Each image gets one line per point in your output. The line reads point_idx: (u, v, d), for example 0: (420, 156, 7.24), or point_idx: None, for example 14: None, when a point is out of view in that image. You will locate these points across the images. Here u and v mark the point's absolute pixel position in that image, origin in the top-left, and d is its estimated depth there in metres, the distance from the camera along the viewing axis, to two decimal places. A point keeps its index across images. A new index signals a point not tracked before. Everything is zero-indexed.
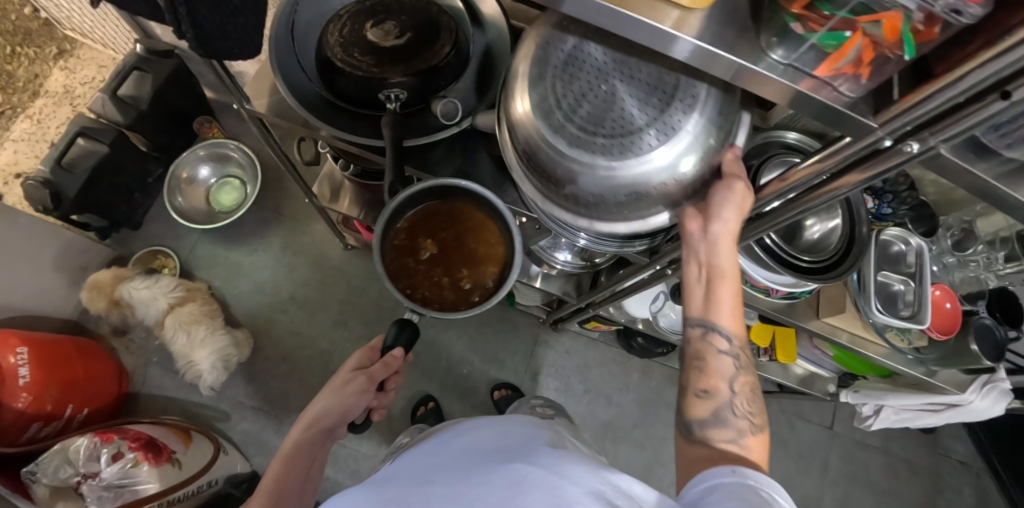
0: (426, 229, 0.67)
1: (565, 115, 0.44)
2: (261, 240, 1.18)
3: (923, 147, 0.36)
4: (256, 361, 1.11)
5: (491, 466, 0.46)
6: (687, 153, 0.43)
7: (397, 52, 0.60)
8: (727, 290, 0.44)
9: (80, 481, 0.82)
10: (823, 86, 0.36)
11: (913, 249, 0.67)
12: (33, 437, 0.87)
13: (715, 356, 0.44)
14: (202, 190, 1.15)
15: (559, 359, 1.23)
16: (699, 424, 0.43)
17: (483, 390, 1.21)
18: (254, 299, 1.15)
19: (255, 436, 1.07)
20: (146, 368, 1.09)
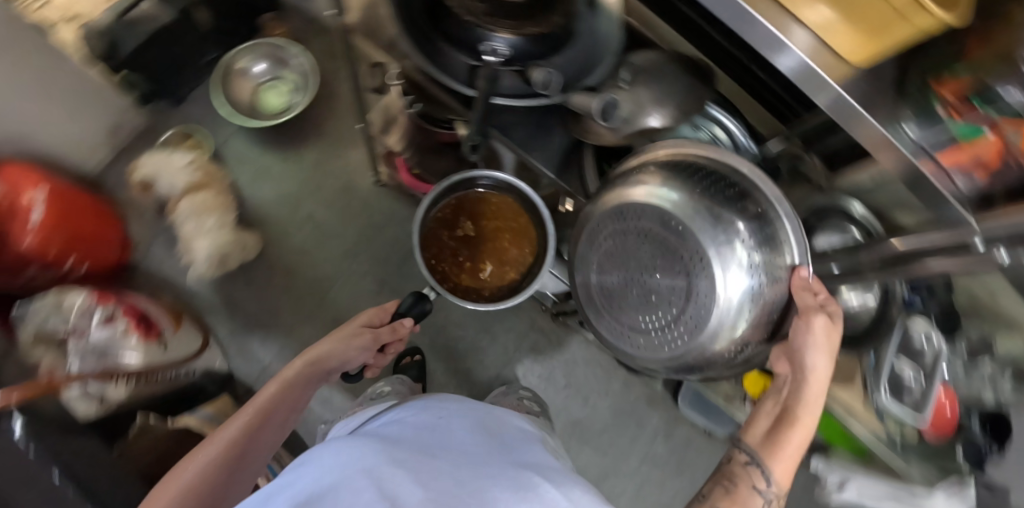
0: (471, 214, 0.85)
1: (617, 314, 0.57)
2: (294, 148, 1.14)
3: (1009, 255, 0.38)
4: (258, 266, 1.09)
5: (498, 461, 0.49)
6: (741, 310, 0.50)
7: (512, 7, 0.58)
8: (796, 430, 0.49)
9: (69, 335, 0.85)
10: (942, 173, 0.40)
11: (934, 346, 0.68)
12: (34, 275, 0.90)
13: (752, 491, 0.47)
14: (251, 85, 1.12)
15: (550, 349, 1.23)
16: None
17: (469, 357, 1.22)
18: (272, 206, 1.12)
19: (240, 338, 1.06)
20: (151, 243, 1.08)
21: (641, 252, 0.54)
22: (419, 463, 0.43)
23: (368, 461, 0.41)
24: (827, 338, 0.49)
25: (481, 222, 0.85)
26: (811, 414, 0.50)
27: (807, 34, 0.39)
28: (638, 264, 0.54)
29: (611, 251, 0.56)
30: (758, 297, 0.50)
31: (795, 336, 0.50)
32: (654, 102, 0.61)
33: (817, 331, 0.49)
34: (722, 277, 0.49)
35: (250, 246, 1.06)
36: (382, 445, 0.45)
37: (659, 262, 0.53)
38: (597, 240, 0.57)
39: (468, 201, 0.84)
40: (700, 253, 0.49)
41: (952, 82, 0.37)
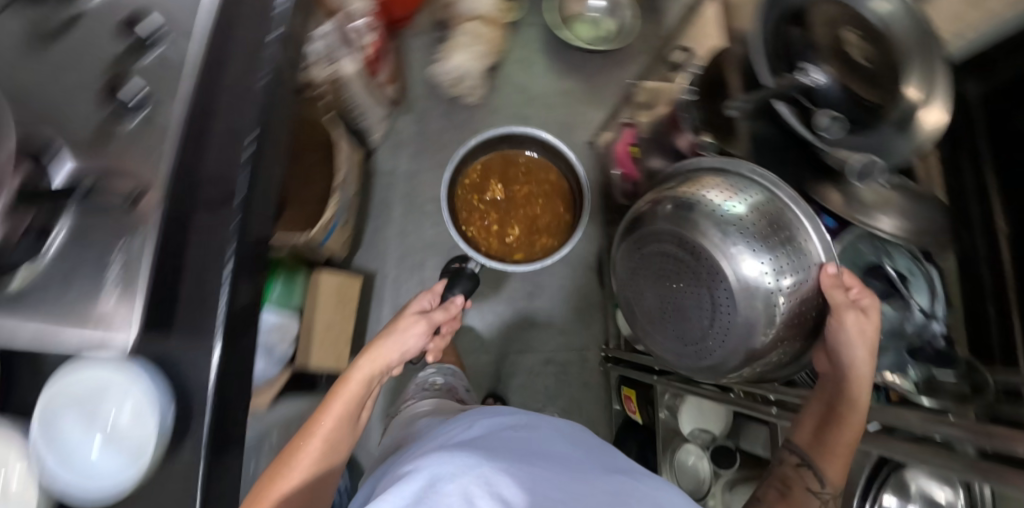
0: (499, 179, 1.05)
1: (665, 325, 0.71)
2: (566, 63, 1.18)
3: None
4: (462, 107, 1.15)
5: (597, 471, 0.65)
6: (756, 316, 0.62)
7: (849, 71, 0.68)
8: (846, 436, 0.61)
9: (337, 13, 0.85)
10: None
11: None
12: None
13: (807, 491, 0.65)
14: (580, 6, 1.15)
15: (575, 384, 1.12)
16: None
17: (513, 323, 1.13)
18: (512, 82, 1.17)
19: (400, 135, 1.15)
20: (419, 23, 1.15)
21: (671, 269, 0.69)
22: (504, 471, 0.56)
23: (468, 475, 0.53)
24: (866, 338, 0.61)
25: (512, 186, 1.06)
26: (857, 414, 0.61)
27: None
28: (666, 279, 0.70)
29: (654, 275, 0.71)
30: (774, 301, 0.62)
31: (833, 336, 0.63)
32: (898, 211, 0.63)
33: (853, 328, 0.61)
34: (737, 281, 0.62)
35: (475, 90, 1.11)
36: (479, 456, 0.58)
37: (685, 275, 0.67)
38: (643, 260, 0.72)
39: (495, 160, 1.06)
40: (717, 265, 0.63)
41: None
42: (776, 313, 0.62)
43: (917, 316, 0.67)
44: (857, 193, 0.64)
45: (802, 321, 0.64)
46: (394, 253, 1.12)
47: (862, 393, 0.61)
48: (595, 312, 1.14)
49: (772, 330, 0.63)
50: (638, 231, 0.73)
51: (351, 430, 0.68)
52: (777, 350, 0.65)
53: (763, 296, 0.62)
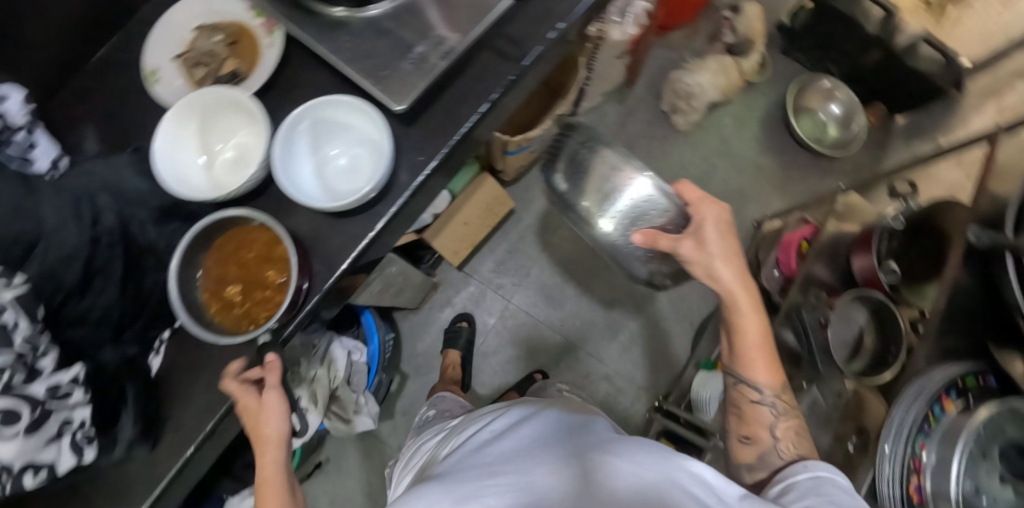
0: (224, 281, 0.59)
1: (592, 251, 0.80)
2: (774, 143, 1.21)
3: None
4: (665, 126, 1.19)
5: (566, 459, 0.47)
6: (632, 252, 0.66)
7: None
8: (746, 340, 0.57)
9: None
10: None
11: None
12: None
13: (751, 404, 0.56)
14: (817, 102, 1.20)
15: (615, 412, 1.09)
16: (747, 466, 0.55)
17: (593, 325, 1.13)
18: (718, 131, 1.21)
19: (601, 116, 1.19)
20: (670, 43, 1.24)
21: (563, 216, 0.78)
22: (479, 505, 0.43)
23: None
24: (719, 242, 0.57)
25: (237, 273, 0.59)
26: (754, 317, 0.56)
27: None
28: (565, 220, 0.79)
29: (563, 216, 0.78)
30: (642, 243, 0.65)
31: (699, 267, 0.57)
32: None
33: (692, 252, 0.57)
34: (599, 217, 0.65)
35: (688, 118, 1.15)
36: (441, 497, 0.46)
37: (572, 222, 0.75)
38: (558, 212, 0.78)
39: (213, 280, 0.59)
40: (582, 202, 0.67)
41: None
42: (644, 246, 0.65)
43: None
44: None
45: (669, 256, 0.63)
46: (538, 206, 1.16)
47: (741, 299, 0.56)
48: (671, 363, 1.11)
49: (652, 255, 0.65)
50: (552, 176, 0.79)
51: None
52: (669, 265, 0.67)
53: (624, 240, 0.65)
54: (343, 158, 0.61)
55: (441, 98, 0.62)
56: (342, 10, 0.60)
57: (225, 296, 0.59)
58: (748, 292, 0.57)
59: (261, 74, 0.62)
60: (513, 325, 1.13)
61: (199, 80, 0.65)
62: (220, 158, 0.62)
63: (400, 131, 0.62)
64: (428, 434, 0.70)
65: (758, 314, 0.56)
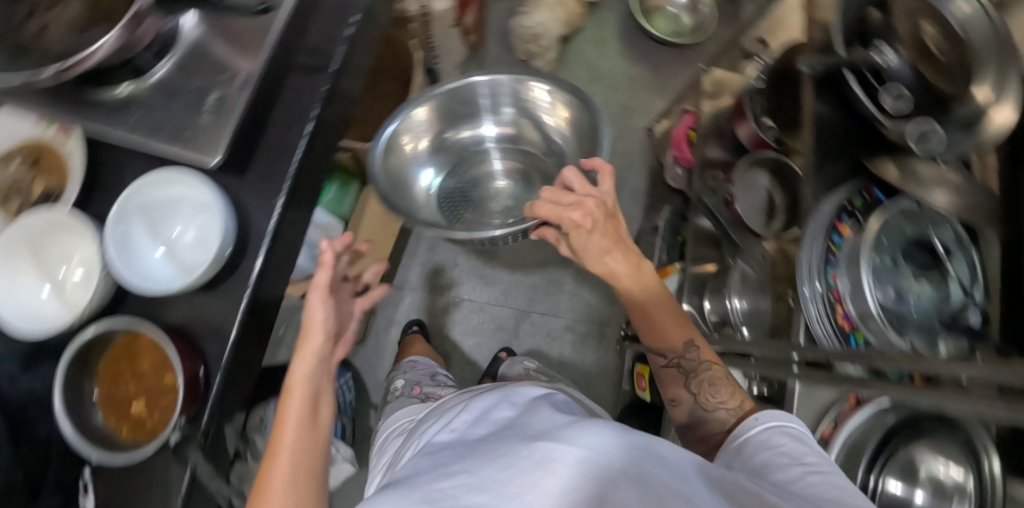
0: (120, 401, 0.58)
1: (464, 192, 0.97)
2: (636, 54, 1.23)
3: None
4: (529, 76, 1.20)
5: (514, 445, 0.46)
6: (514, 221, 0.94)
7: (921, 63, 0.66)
8: (643, 308, 0.66)
9: None
10: None
11: None
12: None
13: (663, 368, 0.67)
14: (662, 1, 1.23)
15: (587, 356, 1.12)
16: (682, 426, 0.64)
17: (536, 285, 1.14)
18: (579, 63, 1.23)
19: None
20: None
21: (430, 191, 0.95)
22: (468, 478, 0.44)
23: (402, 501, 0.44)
24: (596, 244, 0.63)
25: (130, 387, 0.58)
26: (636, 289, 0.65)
27: None
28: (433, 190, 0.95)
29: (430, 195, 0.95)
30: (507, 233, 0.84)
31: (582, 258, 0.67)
32: (948, 182, 0.62)
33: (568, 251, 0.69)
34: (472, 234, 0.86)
35: (547, 59, 1.16)
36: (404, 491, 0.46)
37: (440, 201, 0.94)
38: (451, 176, 0.98)
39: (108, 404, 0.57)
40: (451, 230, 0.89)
41: None
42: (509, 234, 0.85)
43: (951, 293, 0.64)
44: (915, 169, 0.64)
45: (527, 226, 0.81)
46: None
47: (619, 282, 0.65)
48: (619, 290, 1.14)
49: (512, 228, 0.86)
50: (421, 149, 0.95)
51: (315, 434, 0.59)
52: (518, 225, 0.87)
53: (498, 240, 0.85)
54: (187, 234, 0.60)
55: (264, 135, 0.60)
56: (125, 86, 0.57)
57: (132, 415, 0.57)
58: (626, 272, 0.64)
59: (75, 176, 0.58)
60: (463, 316, 1.13)
61: (17, 211, 0.62)
62: (68, 282, 0.59)
63: (237, 183, 0.60)
64: (395, 422, 0.77)
65: (641, 281, 0.65)
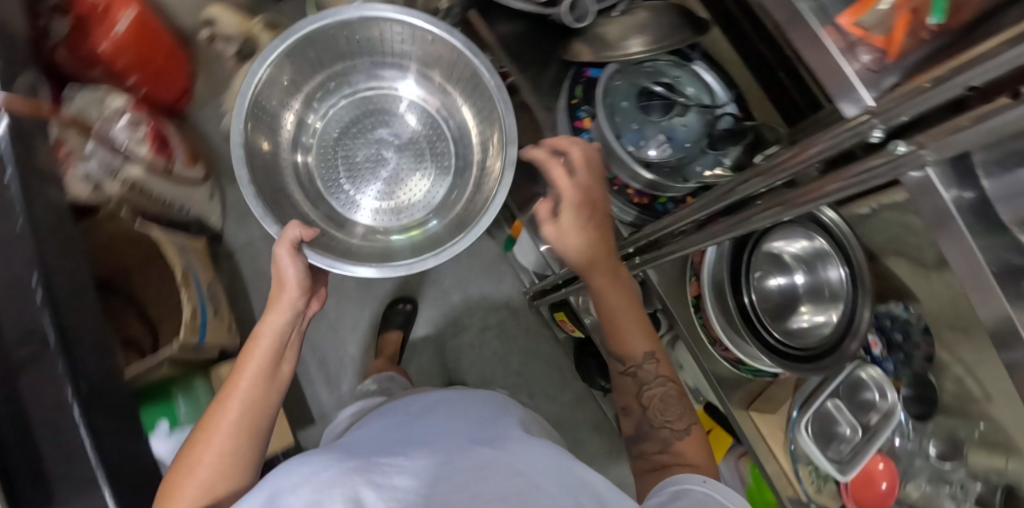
0: None
1: (347, 155, 0.86)
2: None
3: (910, 152, 0.28)
4: None
5: (455, 443, 0.47)
6: (417, 199, 0.87)
7: None
8: (614, 308, 0.54)
9: (98, 125, 0.90)
10: (840, 43, 0.32)
11: (886, 405, 0.57)
12: (94, 79, 0.99)
13: (619, 375, 0.57)
14: None
15: (515, 331, 1.18)
16: (631, 438, 0.56)
17: (431, 312, 1.16)
18: None
19: (241, 207, 1.14)
20: (208, 102, 1.19)
21: (322, 169, 0.85)
22: (405, 462, 0.42)
23: (333, 469, 0.40)
24: (589, 231, 0.53)
25: None
26: (610, 270, 0.54)
27: None
28: (349, 148, 0.86)
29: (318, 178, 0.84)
30: (421, 205, 0.86)
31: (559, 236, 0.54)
32: (637, 29, 0.54)
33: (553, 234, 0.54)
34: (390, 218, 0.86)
35: None
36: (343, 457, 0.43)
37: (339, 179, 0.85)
38: (342, 123, 0.86)
39: None
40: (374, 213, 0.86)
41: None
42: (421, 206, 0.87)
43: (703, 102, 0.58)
44: (600, 34, 0.55)
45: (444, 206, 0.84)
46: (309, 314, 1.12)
47: (609, 286, 0.54)
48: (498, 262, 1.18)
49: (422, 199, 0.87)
50: (292, 106, 0.81)
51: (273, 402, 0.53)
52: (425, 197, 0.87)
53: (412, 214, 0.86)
54: None
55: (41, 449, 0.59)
56: None
57: None
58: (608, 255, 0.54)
59: None
60: None
61: None
62: None
63: None
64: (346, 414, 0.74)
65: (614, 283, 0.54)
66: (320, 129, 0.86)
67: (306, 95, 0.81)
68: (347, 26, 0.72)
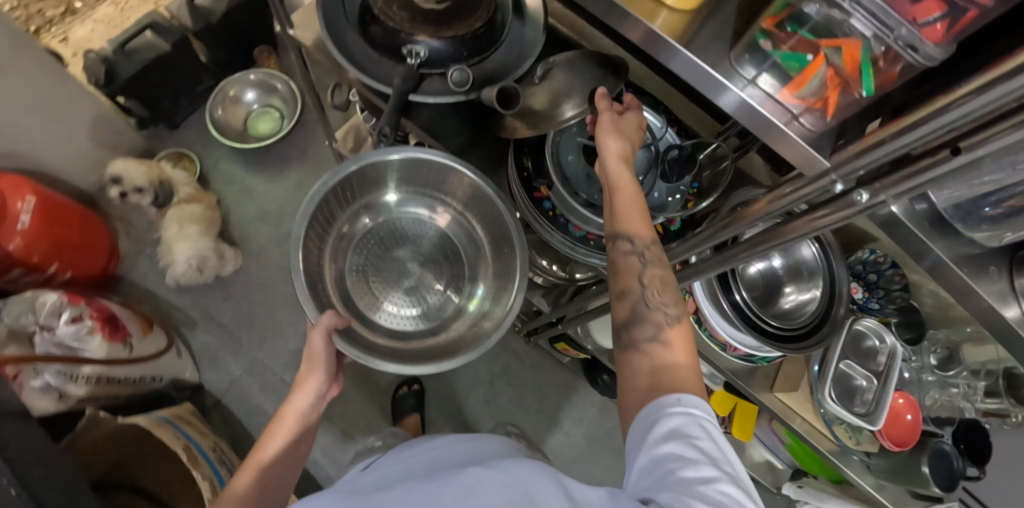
0: None
1: (388, 247, 0.75)
2: (281, 172, 1.23)
3: (872, 200, 0.32)
4: (237, 281, 1.14)
5: (447, 472, 0.41)
6: (436, 314, 0.74)
7: (434, 15, 0.61)
8: (623, 188, 0.47)
9: (36, 331, 0.83)
10: (786, 114, 0.33)
11: (887, 349, 0.63)
12: (12, 280, 0.90)
13: (620, 259, 0.47)
14: (242, 111, 1.22)
15: (522, 371, 1.19)
16: (623, 325, 0.47)
17: (437, 381, 1.16)
18: (255, 225, 1.19)
19: (212, 351, 1.10)
20: (137, 257, 1.14)
21: (365, 259, 0.74)
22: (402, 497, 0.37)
23: None
24: (629, 130, 0.50)
25: None
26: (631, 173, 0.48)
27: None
28: (380, 243, 0.74)
29: (361, 264, 0.73)
30: (434, 316, 0.74)
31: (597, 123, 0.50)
32: (564, 94, 0.55)
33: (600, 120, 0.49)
34: (400, 328, 0.72)
35: (227, 258, 1.10)
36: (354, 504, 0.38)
37: (374, 273, 0.74)
38: (386, 208, 0.73)
39: None
40: (380, 316, 0.72)
41: (802, 44, 0.28)
42: (432, 320, 0.73)
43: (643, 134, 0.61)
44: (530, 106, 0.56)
45: (457, 323, 0.73)
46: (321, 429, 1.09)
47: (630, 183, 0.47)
48: None
49: (438, 309, 0.74)
50: (343, 219, 0.70)
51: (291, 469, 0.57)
52: (443, 306, 0.74)
53: (426, 318, 0.74)
54: None
55: None
56: None
57: None
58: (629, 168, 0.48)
59: None
60: None
61: None
62: None
63: None
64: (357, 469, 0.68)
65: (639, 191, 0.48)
66: (358, 234, 0.73)
67: (353, 210, 0.71)
68: (415, 162, 0.66)
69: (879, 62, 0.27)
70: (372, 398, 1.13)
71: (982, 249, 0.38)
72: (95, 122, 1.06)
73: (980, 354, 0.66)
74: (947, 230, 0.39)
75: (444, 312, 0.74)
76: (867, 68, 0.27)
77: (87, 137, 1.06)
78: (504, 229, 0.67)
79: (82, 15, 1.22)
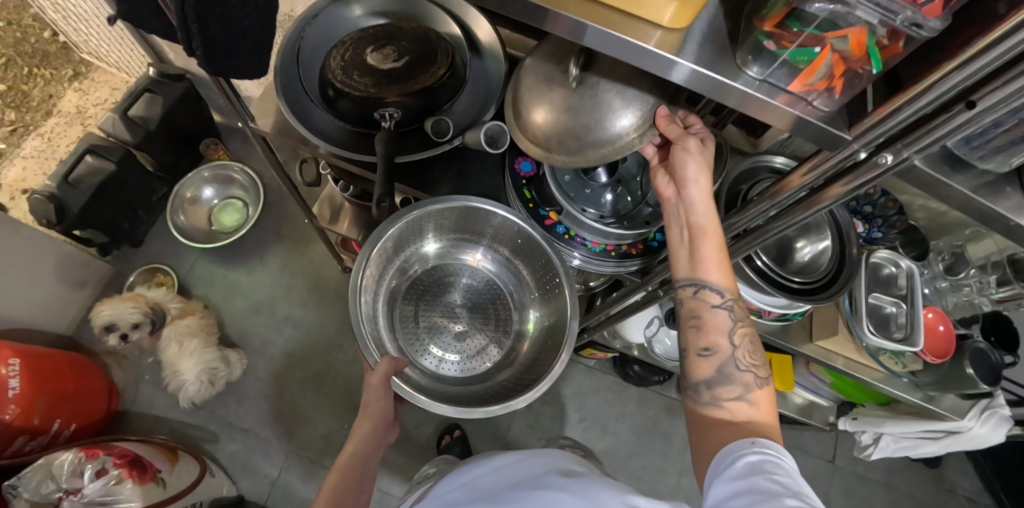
0: None
1: (431, 292, 0.75)
2: (260, 260, 1.19)
3: (897, 158, 0.35)
4: (248, 381, 1.10)
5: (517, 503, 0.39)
6: (485, 360, 0.73)
7: (396, 74, 0.60)
8: (708, 239, 0.44)
9: (62, 496, 0.77)
10: (798, 101, 0.35)
11: (904, 271, 0.66)
12: (18, 450, 0.84)
13: (708, 313, 0.44)
14: (204, 210, 1.18)
15: (554, 385, 1.19)
16: (706, 384, 0.43)
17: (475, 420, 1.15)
18: (251, 319, 1.15)
19: (243, 458, 1.05)
20: (138, 386, 1.08)
21: (413, 304, 0.74)
22: None
23: None
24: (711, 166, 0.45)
25: None
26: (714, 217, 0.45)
27: (624, 18, 0.34)
28: (426, 288, 0.74)
29: (406, 309, 0.73)
30: (481, 363, 0.73)
31: (679, 162, 0.44)
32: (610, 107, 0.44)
33: (686, 148, 0.44)
34: (448, 372, 0.72)
35: (234, 362, 1.06)
36: None
37: (422, 318, 0.73)
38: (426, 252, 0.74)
39: None
40: (428, 359, 0.71)
41: (813, 39, 0.31)
42: (480, 367, 0.73)
43: None
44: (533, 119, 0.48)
45: (506, 367, 0.72)
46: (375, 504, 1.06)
47: (713, 234, 0.45)
48: None
49: (485, 356, 0.74)
50: (391, 270, 0.70)
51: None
52: (492, 353, 0.74)
53: (471, 365, 0.73)
54: None
55: None
56: None
57: None
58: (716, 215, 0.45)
59: None
60: None
61: None
62: None
63: None
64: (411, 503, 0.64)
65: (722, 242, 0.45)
66: (406, 283, 0.73)
67: (399, 261, 0.71)
68: (457, 212, 0.66)
69: (882, 41, 0.30)
70: (417, 456, 1.11)
71: (992, 174, 0.41)
72: (58, 262, 1.01)
73: (983, 249, 0.70)
74: (963, 168, 0.41)
75: (493, 358, 0.73)
76: (873, 49, 0.30)
77: (53, 279, 1.01)
78: (551, 269, 0.66)
79: (9, 156, 1.16)
